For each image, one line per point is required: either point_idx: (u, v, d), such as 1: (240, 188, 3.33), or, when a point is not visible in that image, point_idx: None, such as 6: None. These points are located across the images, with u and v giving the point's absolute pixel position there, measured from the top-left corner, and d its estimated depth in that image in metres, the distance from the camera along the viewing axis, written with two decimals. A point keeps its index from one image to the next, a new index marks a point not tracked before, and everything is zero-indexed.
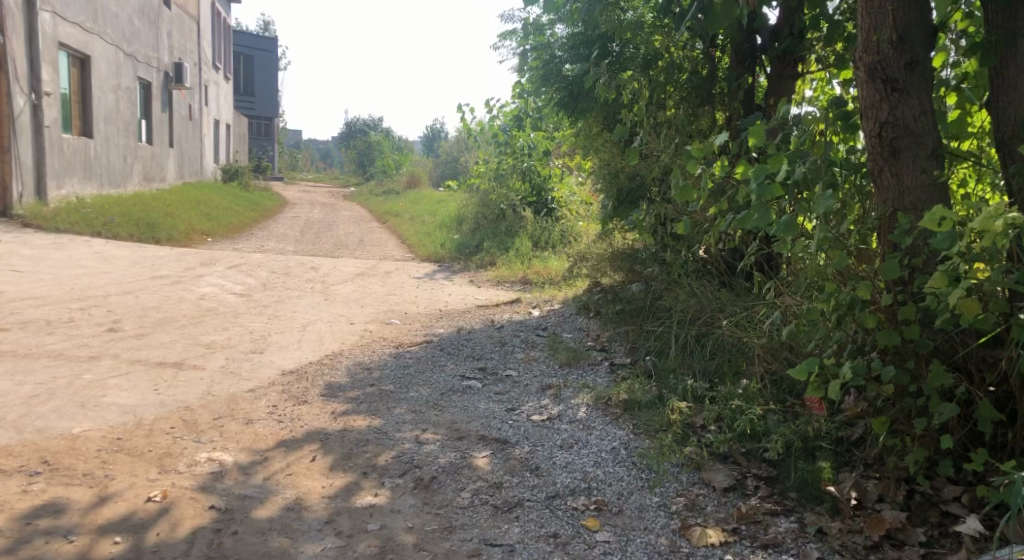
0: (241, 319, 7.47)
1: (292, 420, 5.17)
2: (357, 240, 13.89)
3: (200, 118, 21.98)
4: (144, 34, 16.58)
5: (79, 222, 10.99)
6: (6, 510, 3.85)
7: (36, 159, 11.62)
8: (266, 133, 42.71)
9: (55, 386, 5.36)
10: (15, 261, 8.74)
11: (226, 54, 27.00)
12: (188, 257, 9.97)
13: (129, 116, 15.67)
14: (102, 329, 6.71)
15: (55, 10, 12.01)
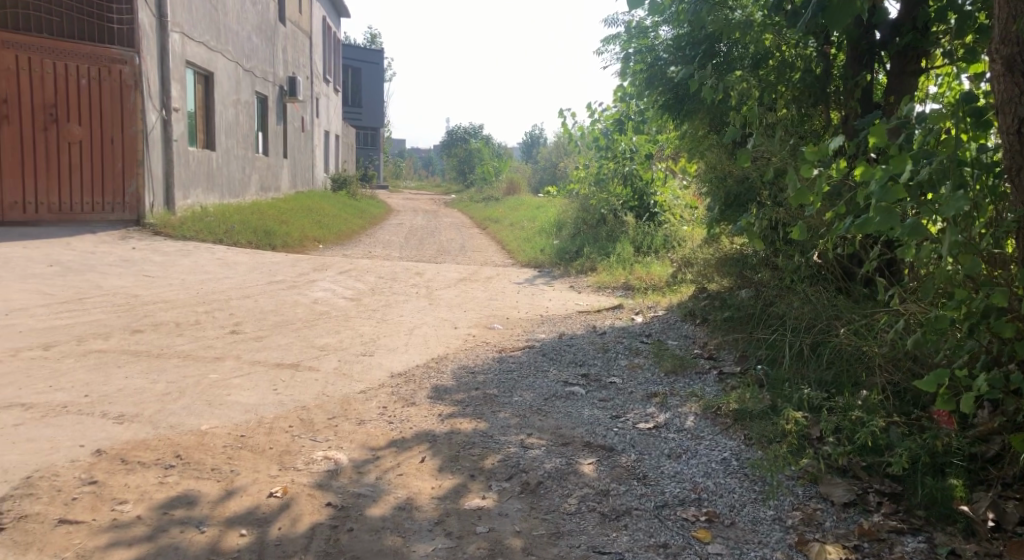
0: (352, 322, 7.69)
1: (402, 422, 5.30)
2: (458, 246, 14.09)
3: (311, 128, 22.72)
4: (262, 51, 17.30)
5: (203, 230, 11.52)
6: (145, 500, 4.09)
7: (166, 170, 12.27)
8: (371, 143, 43.82)
9: (184, 385, 5.65)
10: (147, 267, 9.25)
11: (335, 65, 27.79)
12: (302, 263, 10.34)
13: (247, 128, 16.35)
14: (225, 331, 7.03)
15: (183, 30, 12.68)
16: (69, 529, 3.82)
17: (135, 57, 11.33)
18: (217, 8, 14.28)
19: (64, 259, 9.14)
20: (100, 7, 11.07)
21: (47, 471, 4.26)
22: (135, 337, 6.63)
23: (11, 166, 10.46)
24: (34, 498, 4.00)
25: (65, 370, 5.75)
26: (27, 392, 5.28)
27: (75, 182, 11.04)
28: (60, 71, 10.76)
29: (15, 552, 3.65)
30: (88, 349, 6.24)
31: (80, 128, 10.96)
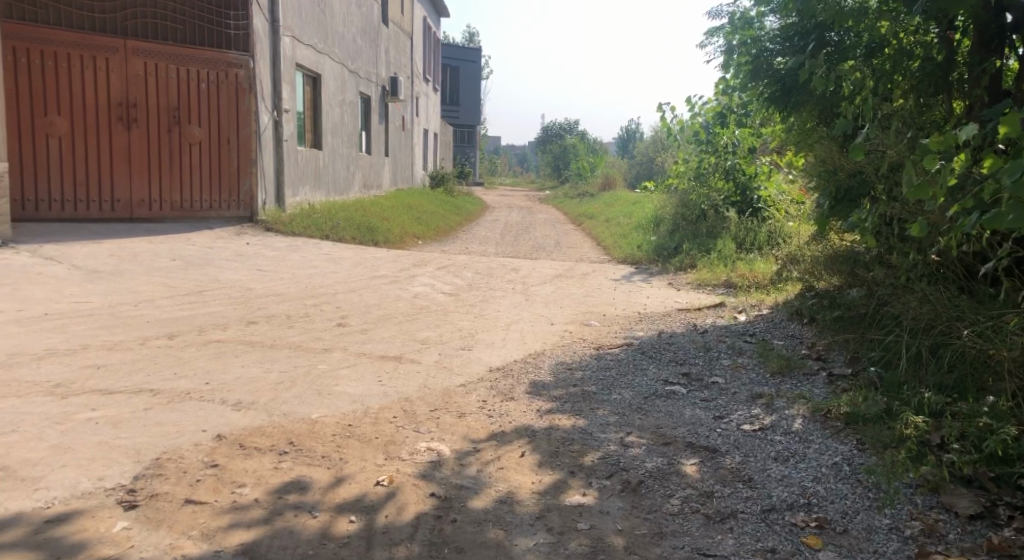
0: (451, 317, 7.78)
1: (502, 416, 5.32)
2: (553, 242, 14.08)
3: (411, 126, 23.11)
4: (366, 52, 17.70)
5: (310, 226, 11.83)
6: (262, 484, 4.22)
7: (278, 169, 12.71)
8: (467, 140, 44.28)
9: (295, 374, 5.82)
10: (259, 261, 9.59)
11: (435, 64, 28.20)
12: (402, 259, 10.52)
13: (352, 128, 16.75)
14: (332, 323, 7.22)
15: (294, 33, 13.08)
16: (194, 509, 3.98)
17: (251, 61, 11.77)
18: (325, 12, 14.67)
19: (183, 254, 9.56)
20: (218, 14, 11.55)
21: (173, 453, 4.46)
22: (250, 328, 6.87)
23: (139, 165, 11.03)
24: (162, 478, 4.19)
25: (188, 358, 6.00)
26: (155, 378, 5.54)
27: (196, 180, 11.52)
28: (182, 75, 11.23)
29: (147, 528, 3.82)
30: (208, 339, 6.50)
31: (201, 129, 11.44)
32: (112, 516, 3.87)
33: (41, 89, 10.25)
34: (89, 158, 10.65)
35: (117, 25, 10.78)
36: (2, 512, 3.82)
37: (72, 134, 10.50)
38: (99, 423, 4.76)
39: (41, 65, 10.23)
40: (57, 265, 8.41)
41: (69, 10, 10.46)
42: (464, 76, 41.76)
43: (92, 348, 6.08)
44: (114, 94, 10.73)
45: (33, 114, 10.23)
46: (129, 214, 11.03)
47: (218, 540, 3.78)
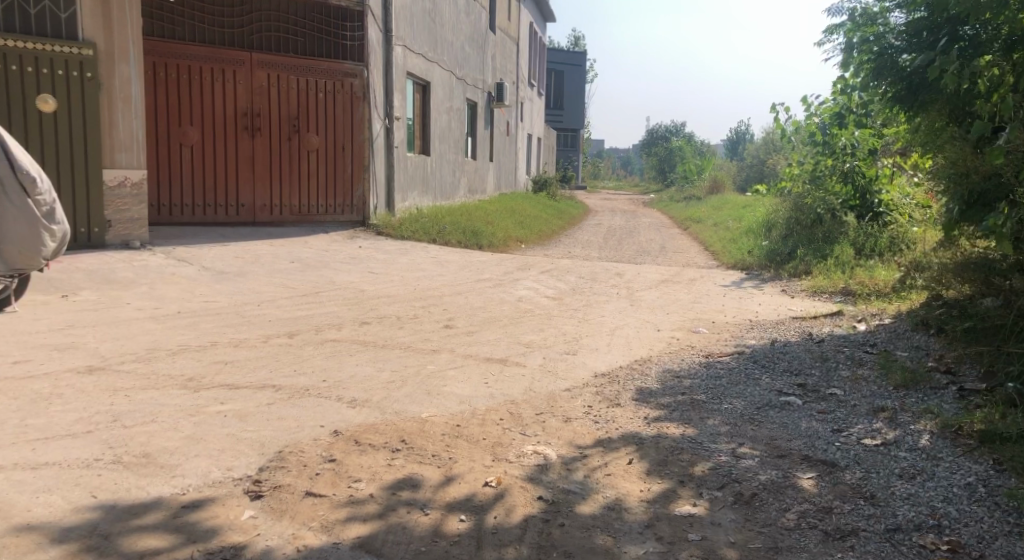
0: (556, 321, 7.76)
1: (608, 422, 5.26)
2: (658, 246, 13.89)
3: (515, 131, 23.25)
4: (473, 59, 17.91)
5: (419, 230, 12.02)
6: (376, 479, 4.30)
7: (388, 175, 13.00)
8: (571, 144, 44.23)
9: (406, 374, 5.91)
10: (370, 264, 9.81)
11: (539, 69, 28.31)
12: (507, 262, 10.57)
13: (458, 134, 16.95)
14: (440, 325, 7.31)
15: (405, 43, 13.38)
16: (314, 501, 4.09)
17: (365, 71, 12.10)
18: (435, 21, 14.93)
19: (299, 257, 9.88)
20: (334, 27, 12.16)
21: (294, 447, 4.59)
22: (363, 329, 7.03)
23: (261, 172, 11.79)
24: (284, 470, 4.32)
25: (306, 356, 6.18)
26: (277, 375, 5.73)
27: (313, 185, 12.11)
28: (302, 86, 11.84)
29: (272, 517, 3.94)
30: (323, 338, 6.68)
31: (318, 137, 12.03)
32: (240, 505, 4.01)
33: (176, 101, 11.13)
34: (217, 165, 11.48)
35: (246, 41, 11.71)
36: (143, 495, 4.00)
37: (203, 144, 11.33)
38: (227, 415, 4.95)
39: (176, 80, 11.09)
40: (187, 267, 8.84)
41: (203, 27, 11.41)
42: (569, 80, 41.79)
43: (220, 344, 6.33)
44: (240, 105, 11.52)
45: (169, 125, 11.13)
46: (252, 218, 11.79)
47: (336, 532, 3.86)
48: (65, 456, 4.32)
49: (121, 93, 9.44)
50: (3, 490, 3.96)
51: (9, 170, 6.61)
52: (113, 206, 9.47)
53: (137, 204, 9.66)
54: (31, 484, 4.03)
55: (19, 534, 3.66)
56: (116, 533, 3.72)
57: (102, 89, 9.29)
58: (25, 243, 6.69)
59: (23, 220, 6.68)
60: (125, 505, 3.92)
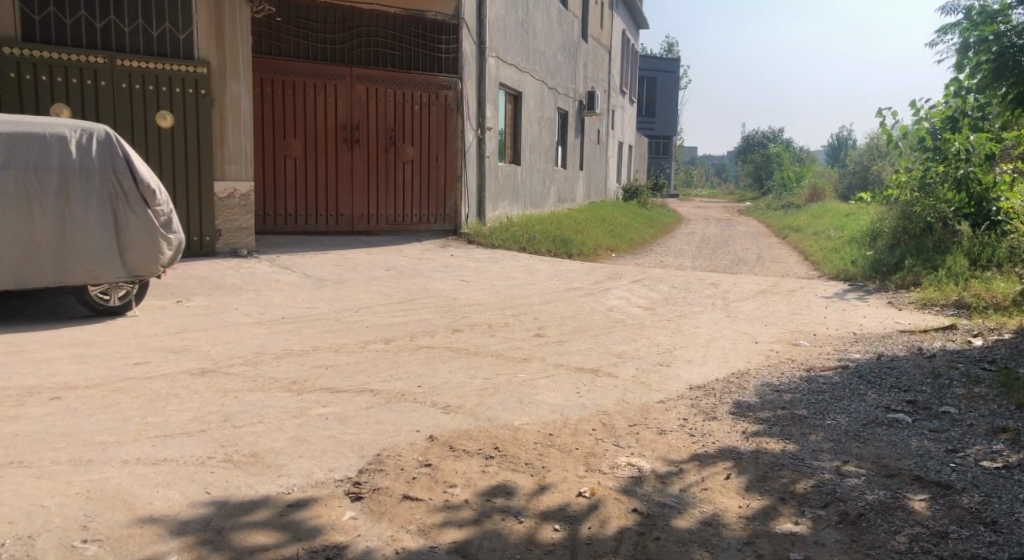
0: (648, 331, 7.65)
1: (704, 435, 5.14)
2: (755, 256, 13.56)
3: (606, 140, 23.15)
4: (564, 68, 17.91)
5: (510, 239, 12.06)
6: (471, 485, 4.31)
7: (480, 184, 13.10)
8: (664, 152, 43.77)
9: (498, 382, 5.92)
10: (462, 272, 9.89)
11: (631, 76, 28.17)
12: (598, 272, 10.50)
13: (549, 143, 16.96)
14: (531, 334, 7.30)
15: (499, 54, 13.49)
16: (411, 504, 4.12)
17: (459, 83, 12.37)
18: (528, 32, 15.02)
19: (395, 265, 10.04)
20: (429, 40, 12.36)
21: (392, 450, 4.65)
22: (456, 336, 7.08)
23: (359, 182, 12.05)
24: (382, 473, 4.38)
25: (402, 362, 6.26)
26: (374, 379, 5.81)
27: (408, 195, 12.31)
28: (398, 98, 12.08)
29: (372, 519, 3.98)
30: (418, 345, 6.76)
31: (413, 148, 12.23)
32: (341, 506, 4.07)
33: (281, 116, 11.48)
34: (319, 177, 11.78)
35: (344, 55, 11.97)
36: (252, 493, 4.11)
37: (305, 156, 11.66)
38: (328, 418, 5.05)
39: (281, 95, 11.45)
40: (290, 275, 9.10)
41: (305, 43, 11.70)
42: (661, 87, 41.42)
43: (321, 349, 6.48)
44: (341, 119, 11.80)
45: (275, 138, 11.47)
46: (350, 227, 12.06)
47: (433, 536, 3.88)
48: (181, 453, 4.48)
49: (232, 109, 9.81)
50: (126, 483, 4.13)
51: (132, 181, 6.93)
52: (223, 216, 9.82)
53: (245, 214, 10.01)
54: (150, 479, 4.19)
55: (141, 525, 3.80)
56: (228, 529, 3.82)
57: (215, 105, 9.68)
58: (144, 251, 6.98)
59: (143, 228, 6.97)
60: (236, 502, 4.03)
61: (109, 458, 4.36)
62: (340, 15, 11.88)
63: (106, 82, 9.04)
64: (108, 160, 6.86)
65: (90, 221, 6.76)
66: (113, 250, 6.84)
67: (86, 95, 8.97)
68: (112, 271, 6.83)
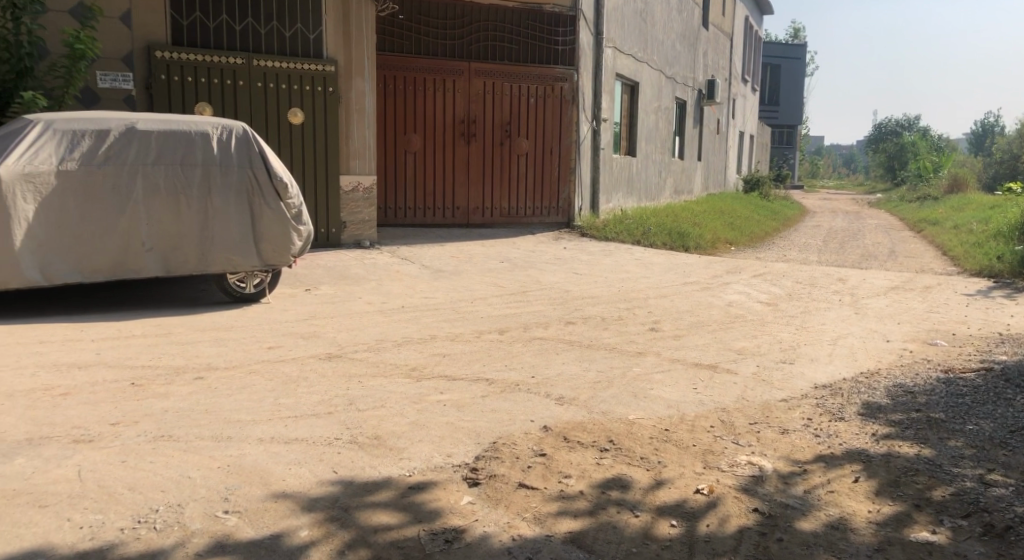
0: (770, 327, 7.39)
1: (830, 436, 4.91)
2: (887, 251, 12.92)
3: (726, 130, 22.62)
4: (684, 57, 17.56)
5: (624, 231, 11.91)
6: (586, 477, 4.27)
7: (594, 176, 13.03)
8: (787, 143, 42.38)
9: (612, 375, 5.84)
10: (577, 265, 9.83)
11: (754, 63, 27.44)
12: (716, 265, 10.25)
13: (665, 134, 16.66)
14: (646, 328, 7.17)
15: (616, 45, 13.35)
16: (526, 492, 4.11)
17: (575, 75, 12.32)
18: (646, 21, 14.79)
19: (509, 257, 10.07)
20: (548, 32, 12.33)
21: (507, 439, 4.65)
22: (570, 328, 7.04)
23: (475, 176, 12.17)
24: (498, 461, 4.38)
25: (516, 352, 6.27)
26: (489, 369, 5.84)
27: (521, 189, 12.38)
28: (514, 92, 12.16)
29: (488, 505, 3.99)
30: (532, 336, 6.75)
31: (528, 141, 12.29)
32: (458, 490, 4.10)
33: (401, 111, 11.67)
34: (437, 171, 11.95)
35: (465, 49, 12.03)
36: (375, 474, 4.19)
37: (425, 151, 11.83)
38: (446, 405, 5.10)
39: (402, 91, 11.64)
40: (409, 265, 9.26)
41: (427, 40, 11.83)
42: (786, 74, 40.20)
43: (438, 338, 6.56)
44: (458, 113, 11.94)
45: (396, 133, 11.68)
46: (466, 220, 12.21)
47: (549, 525, 3.86)
48: (309, 433, 4.61)
49: (357, 105, 10.04)
50: (259, 460, 4.28)
51: (266, 176, 7.17)
52: (347, 208, 10.09)
53: (367, 207, 10.24)
54: (281, 457, 4.32)
55: (274, 500, 3.93)
56: (353, 507, 3.90)
57: (341, 103, 9.93)
58: (277, 242, 7.22)
59: (277, 221, 7.21)
60: (359, 482, 4.11)
61: (246, 436, 4.53)
62: (460, 10, 11.91)
63: (244, 82, 9.43)
64: (246, 156, 7.12)
65: (229, 214, 7.05)
66: (249, 241, 7.12)
67: (225, 94, 9.38)
68: (248, 260, 7.11)
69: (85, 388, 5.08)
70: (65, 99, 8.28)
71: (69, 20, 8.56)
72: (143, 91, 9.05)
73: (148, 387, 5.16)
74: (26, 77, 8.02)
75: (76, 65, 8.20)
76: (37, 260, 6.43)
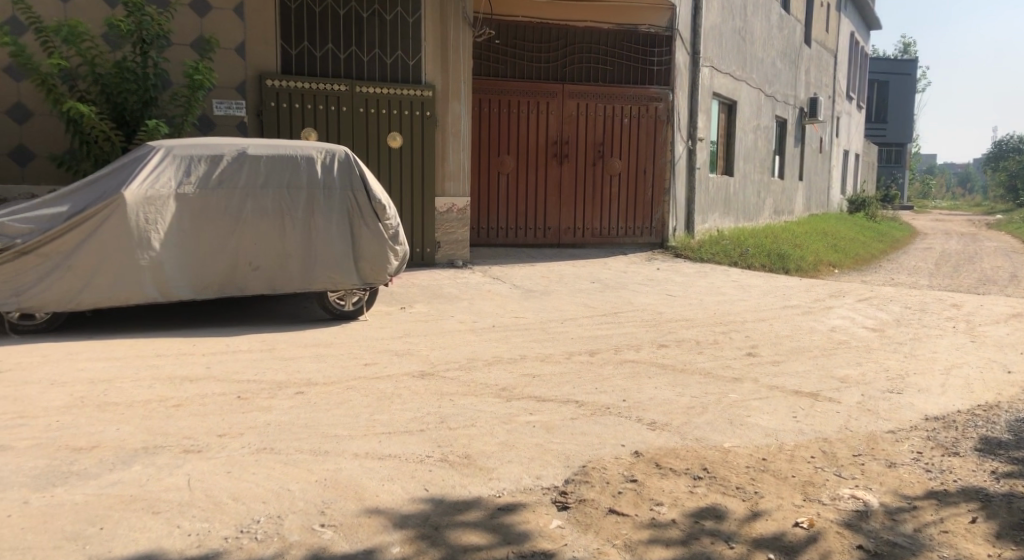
0: (876, 355, 7.12)
1: (943, 472, 4.69)
2: (1006, 276, 12.29)
3: (830, 148, 22.04)
4: (785, 74, 17.22)
5: (720, 253, 11.71)
6: (678, 505, 4.19)
7: (689, 197, 12.87)
8: (897, 161, 40.90)
9: (707, 401, 5.72)
10: (672, 286, 9.72)
11: (861, 80, 26.71)
12: (819, 288, 9.96)
13: (765, 153, 16.33)
14: (743, 353, 7.01)
15: (713, 63, 13.20)
16: (617, 518, 4.06)
17: (671, 94, 12.25)
18: (745, 38, 14.58)
19: (601, 278, 10.03)
20: (643, 53, 12.30)
21: (597, 463, 4.61)
22: (662, 351, 6.94)
23: (567, 197, 12.19)
24: (588, 485, 4.34)
25: (607, 375, 6.22)
26: (580, 391, 5.81)
27: (614, 208, 12.33)
28: (608, 112, 12.16)
29: (577, 529, 3.96)
30: (625, 358, 6.69)
31: (622, 161, 12.25)
32: (549, 513, 4.08)
33: (496, 133, 11.78)
34: (530, 192, 12.02)
35: (559, 71, 12.07)
36: (465, 494, 4.21)
37: (518, 172, 11.93)
38: (535, 426, 5.09)
39: (497, 113, 11.75)
40: (500, 285, 9.33)
41: (522, 63, 11.92)
42: (895, 90, 38.99)
43: (528, 358, 6.56)
44: (552, 134, 11.99)
45: (490, 155, 11.78)
46: (557, 240, 12.21)
47: (640, 553, 3.81)
48: (403, 449, 4.68)
49: (453, 128, 10.20)
50: (355, 474, 4.36)
51: (365, 197, 7.35)
52: (442, 229, 10.24)
53: (462, 227, 10.36)
54: (376, 472, 4.39)
55: (369, 515, 3.99)
56: (443, 526, 3.93)
57: (437, 126, 10.12)
58: (375, 261, 7.39)
59: (375, 241, 7.37)
60: (451, 501, 4.14)
61: (342, 451, 4.63)
62: (555, 34, 12.04)
63: (346, 107, 9.71)
64: (347, 178, 7.32)
65: (330, 233, 7.25)
66: (348, 260, 7.30)
67: (328, 118, 9.67)
68: (347, 278, 7.30)
69: (195, 400, 5.29)
70: (184, 126, 8.59)
71: (189, 52, 9.05)
72: (254, 118, 9.42)
73: (253, 400, 5.33)
74: (151, 106, 8.42)
75: (195, 94, 8.49)
76: (153, 276, 6.71)
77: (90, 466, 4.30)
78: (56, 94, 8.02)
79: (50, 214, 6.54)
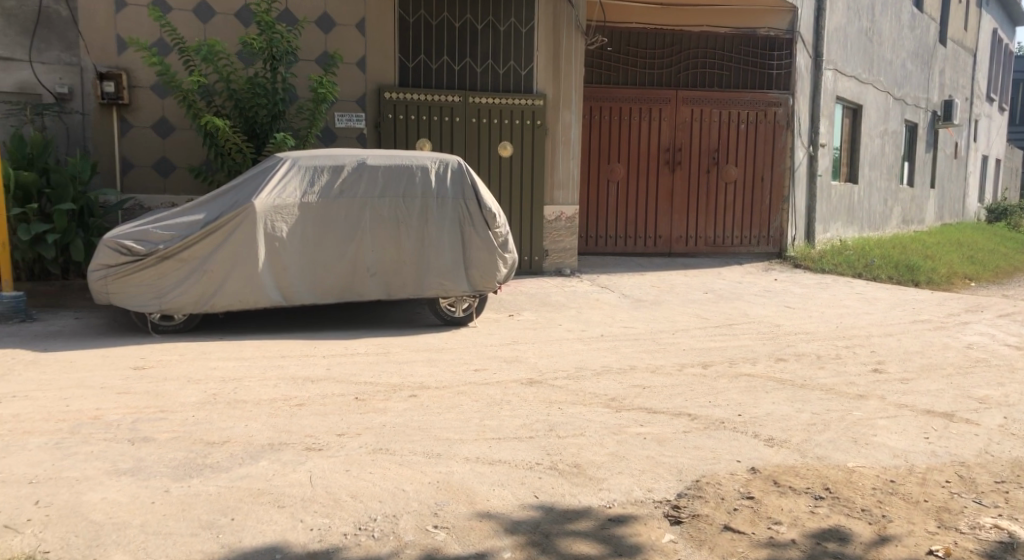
0: (1018, 375, 6.68)
1: None
2: None
3: (966, 154, 20.91)
4: (915, 77, 16.49)
5: (843, 264, 11.28)
6: (798, 525, 4.03)
7: (809, 204, 12.46)
8: None
9: (828, 419, 5.49)
10: (789, 298, 9.40)
11: (1004, 80, 25.21)
12: (954, 303, 9.44)
13: (893, 159, 15.67)
14: (868, 369, 6.71)
15: (837, 66, 12.77)
16: (733, 536, 3.94)
17: (791, 99, 11.92)
18: (872, 40, 14.03)
19: (715, 288, 9.81)
20: (762, 57, 12.00)
21: (711, 478, 4.49)
22: (781, 365, 6.72)
23: (680, 205, 12.00)
24: (703, 500, 4.23)
25: (721, 389, 6.05)
26: (693, 404, 5.68)
27: (729, 217, 12.07)
28: (723, 119, 11.92)
29: (691, 545, 3.86)
30: (739, 372, 6.50)
31: (738, 169, 11.97)
32: (661, 527, 3.99)
33: (609, 141, 11.71)
34: (640, 200, 11.90)
35: (674, 78, 11.91)
36: (577, 503, 4.17)
37: (629, 179, 11.82)
38: (646, 438, 5.00)
39: (611, 119, 11.69)
40: (610, 294, 9.24)
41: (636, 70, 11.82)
42: None
43: (639, 369, 6.46)
44: (664, 142, 11.83)
45: (602, 162, 11.71)
46: (668, 249, 12.02)
47: None
48: (513, 455, 4.68)
49: (564, 137, 10.21)
50: (468, 478, 4.38)
51: (477, 206, 7.42)
52: (551, 236, 10.24)
53: (570, 235, 10.36)
54: (488, 477, 4.40)
55: (481, 519, 3.99)
56: (555, 534, 3.90)
57: (550, 134, 10.15)
58: (485, 269, 7.44)
59: (485, 248, 7.42)
60: (561, 509, 4.10)
61: (454, 454, 4.66)
62: (669, 40, 11.81)
63: (460, 116, 9.84)
64: (459, 187, 7.40)
65: (442, 241, 7.34)
66: (459, 267, 7.38)
67: (442, 127, 9.81)
68: (458, 285, 7.37)
69: (316, 400, 5.42)
70: (308, 138, 8.90)
71: (314, 67, 9.39)
72: (373, 128, 9.64)
73: (369, 402, 5.43)
74: (279, 119, 8.74)
75: (319, 107, 8.75)
76: (277, 282, 6.96)
77: (223, 460, 4.46)
78: (195, 109, 8.45)
79: (187, 221, 6.85)
